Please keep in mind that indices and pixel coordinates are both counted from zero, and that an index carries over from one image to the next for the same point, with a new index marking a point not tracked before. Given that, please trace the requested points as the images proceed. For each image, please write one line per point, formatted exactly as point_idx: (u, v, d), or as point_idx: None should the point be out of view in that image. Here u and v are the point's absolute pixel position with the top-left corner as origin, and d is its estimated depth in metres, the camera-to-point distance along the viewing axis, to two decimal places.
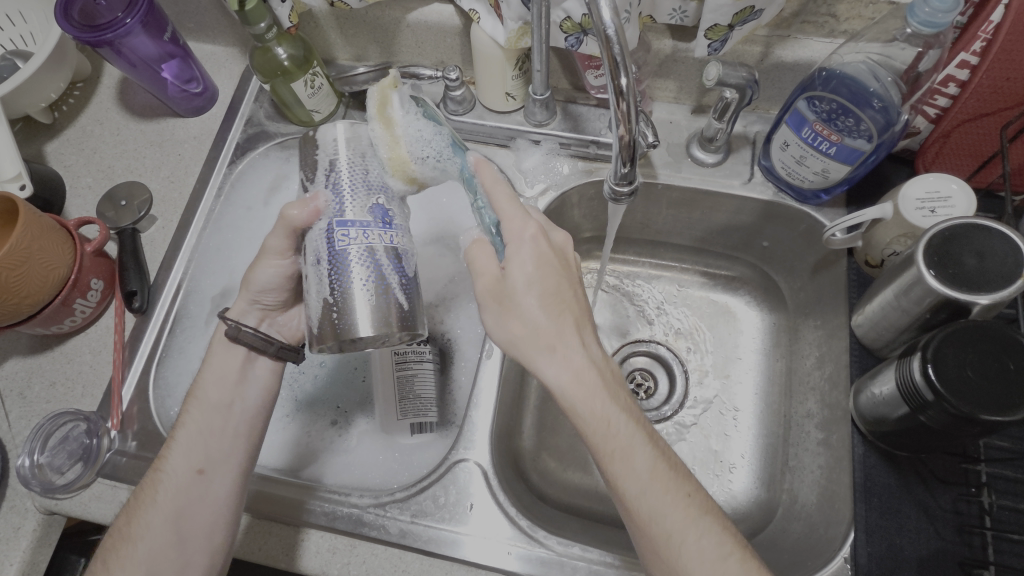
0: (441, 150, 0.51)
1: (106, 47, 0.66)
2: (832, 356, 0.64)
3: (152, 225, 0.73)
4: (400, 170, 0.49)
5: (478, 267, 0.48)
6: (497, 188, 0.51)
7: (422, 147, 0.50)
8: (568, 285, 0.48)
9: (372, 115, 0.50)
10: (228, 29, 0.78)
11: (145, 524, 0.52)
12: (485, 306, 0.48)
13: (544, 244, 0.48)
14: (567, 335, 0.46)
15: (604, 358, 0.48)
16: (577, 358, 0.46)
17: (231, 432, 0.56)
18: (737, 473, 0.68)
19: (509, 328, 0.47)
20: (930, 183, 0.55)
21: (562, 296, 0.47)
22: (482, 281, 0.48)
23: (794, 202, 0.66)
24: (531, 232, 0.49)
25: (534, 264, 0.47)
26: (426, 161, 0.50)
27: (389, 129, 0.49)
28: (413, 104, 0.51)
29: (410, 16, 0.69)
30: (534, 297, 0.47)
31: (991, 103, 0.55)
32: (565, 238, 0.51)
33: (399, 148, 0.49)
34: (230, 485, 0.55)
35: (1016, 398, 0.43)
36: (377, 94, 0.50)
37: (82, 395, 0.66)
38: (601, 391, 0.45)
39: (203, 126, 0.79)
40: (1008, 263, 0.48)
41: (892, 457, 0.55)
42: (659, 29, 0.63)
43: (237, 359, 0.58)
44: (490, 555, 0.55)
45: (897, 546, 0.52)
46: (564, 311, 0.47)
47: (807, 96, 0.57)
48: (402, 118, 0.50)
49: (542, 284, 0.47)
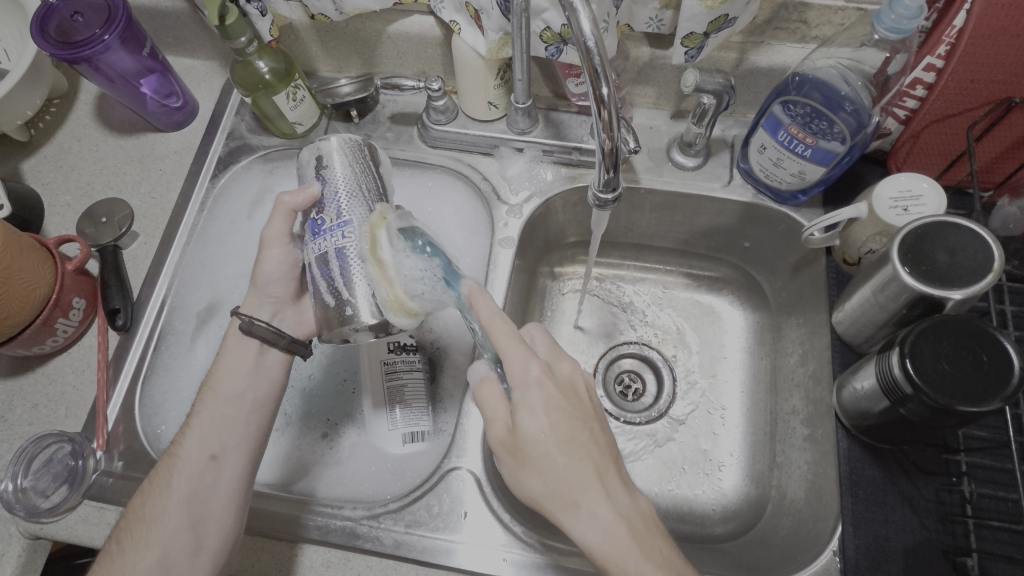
0: (434, 283, 0.50)
1: (84, 63, 0.65)
2: (815, 352, 0.65)
3: (134, 241, 0.73)
4: (402, 309, 0.49)
5: (489, 416, 0.49)
6: (494, 322, 0.49)
7: (418, 285, 0.49)
8: (580, 423, 0.48)
9: (364, 257, 0.49)
10: (207, 43, 0.77)
11: (160, 507, 0.52)
12: (502, 459, 0.48)
13: (551, 385, 0.48)
14: (586, 486, 0.46)
15: (629, 502, 0.46)
16: (601, 511, 0.45)
17: (245, 419, 0.56)
18: (727, 472, 0.69)
19: (529, 484, 0.47)
20: (902, 183, 0.56)
21: (577, 438, 0.47)
22: (495, 431, 0.49)
23: (773, 202, 0.68)
24: (538, 373, 0.48)
25: (544, 412, 0.47)
26: (424, 295, 0.49)
27: (382, 271, 0.49)
28: (402, 239, 0.50)
29: (390, 27, 0.69)
30: (553, 454, 0.46)
31: (957, 105, 0.57)
32: (570, 369, 0.51)
33: (396, 289, 0.48)
34: (242, 470, 0.55)
35: (990, 389, 0.44)
36: (366, 235, 0.50)
37: (66, 416, 0.65)
38: (632, 547, 0.44)
39: (184, 141, 0.78)
40: (978, 259, 0.49)
41: (875, 450, 0.56)
42: (637, 38, 0.65)
43: (249, 352, 0.58)
44: (485, 562, 0.56)
45: (883, 536, 0.53)
46: (583, 456, 0.47)
47: (782, 101, 0.59)
48: (393, 259, 0.49)
49: (555, 432, 0.47)
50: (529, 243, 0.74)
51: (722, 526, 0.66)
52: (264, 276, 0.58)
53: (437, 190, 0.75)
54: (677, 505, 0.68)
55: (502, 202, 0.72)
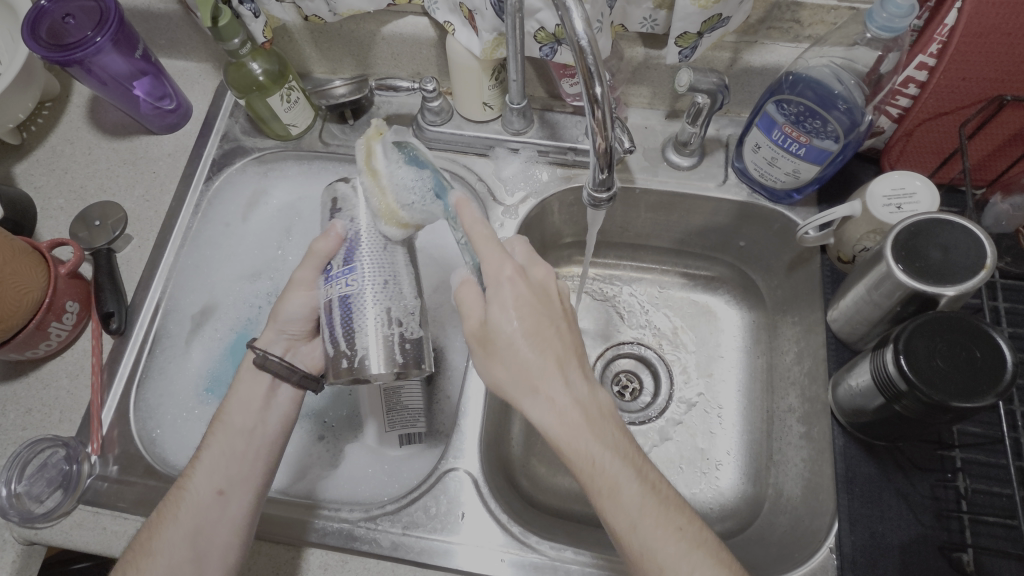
0: (425, 194, 0.50)
1: (76, 66, 0.65)
2: (810, 350, 0.65)
3: (128, 244, 0.72)
4: (392, 218, 0.50)
5: (465, 310, 0.50)
6: (478, 227, 0.50)
7: (410, 195, 0.50)
8: (549, 320, 0.48)
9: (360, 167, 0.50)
10: (201, 44, 0.77)
11: (165, 539, 0.51)
12: (473, 349, 0.49)
13: (522, 285, 0.48)
14: (546, 372, 0.46)
15: (589, 392, 0.47)
16: (560, 397, 0.46)
17: (255, 456, 0.55)
18: (724, 470, 0.69)
19: (493, 371, 0.48)
20: (895, 180, 0.56)
21: (543, 332, 0.47)
22: (469, 324, 0.49)
23: (768, 202, 0.68)
24: (510, 272, 0.49)
25: (514, 308, 0.47)
26: (414, 206, 0.50)
27: (376, 181, 0.50)
28: (398, 151, 0.50)
29: (385, 28, 0.69)
30: (519, 346, 0.47)
31: (949, 103, 0.57)
32: (544, 273, 0.51)
33: (387, 197, 0.50)
34: (250, 506, 0.54)
35: (984, 386, 0.44)
36: (364, 146, 0.50)
37: (61, 420, 0.64)
38: (587, 430, 0.45)
39: (178, 143, 0.78)
40: (971, 255, 0.49)
41: (871, 447, 0.57)
42: (631, 38, 0.65)
43: (262, 389, 0.57)
44: (483, 563, 0.55)
45: (879, 533, 0.54)
46: (548, 348, 0.47)
47: (775, 100, 0.59)
48: (387, 170, 0.49)
49: (522, 324, 0.47)
50: None
51: (720, 525, 0.66)
52: (285, 314, 0.57)
53: None
54: None
55: (498, 202, 0.72)
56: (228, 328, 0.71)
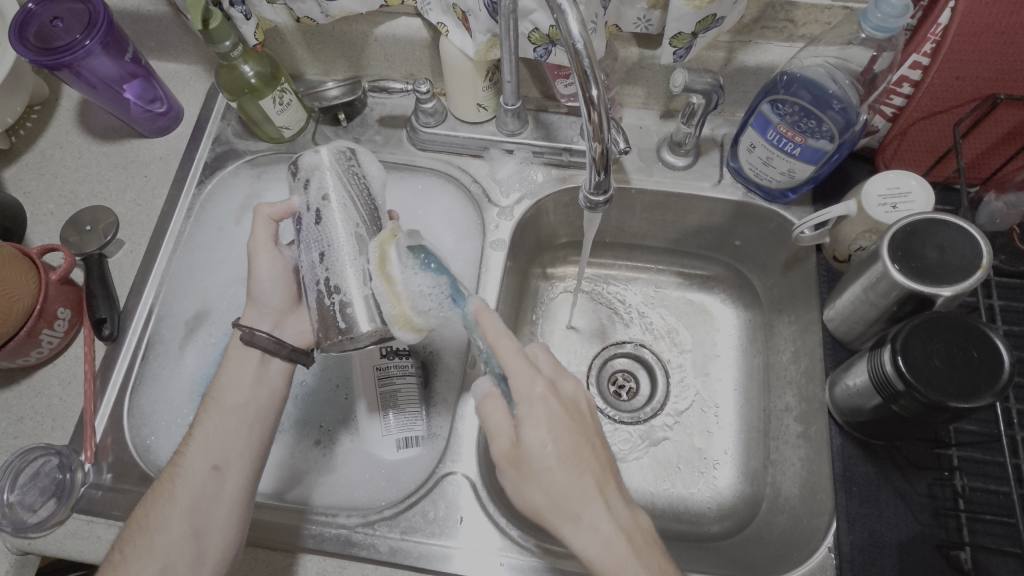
0: (441, 301, 0.48)
1: (65, 69, 0.64)
2: (806, 349, 0.65)
3: (119, 249, 0.72)
4: (407, 324, 0.48)
5: (493, 429, 0.47)
6: (500, 339, 0.47)
7: (425, 302, 0.47)
8: (584, 438, 0.46)
9: (373, 272, 0.48)
10: (192, 47, 0.76)
11: (163, 517, 0.51)
12: (505, 472, 0.47)
13: (555, 403, 0.46)
14: (586, 500, 0.44)
15: (631, 517, 0.45)
16: (603, 525, 0.44)
17: (247, 431, 0.55)
18: (721, 469, 0.69)
19: (530, 496, 0.45)
20: (890, 180, 0.57)
21: (580, 454, 0.45)
22: (499, 444, 0.47)
23: (763, 201, 0.68)
24: (542, 390, 0.46)
25: (548, 429, 0.45)
26: (429, 312, 0.48)
27: (390, 286, 0.47)
28: (412, 256, 0.48)
29: (377, 30, 0.68)
30: (557, 472, 0.45)
31: (944, 102, 0.57)
32: (574, 385, 0.49)
33: (402, 304, 0.47)
34: (246, 481, 0.54)
35: (981, 385, 0.45)
36: (377, 251, 0.49)
37: (53, 428, 0.64)
38: (634, 562, 0.43)
39: (169, 146, 0.77)
40: (967, 255, 0.49)
41: (868, 445, 0.57)
42: (625, 38, 0.65)
43: (252, 362, 0.57)
44: (482, 566, 0.55)
45: (877, 532, 0.54)
46: (585, 470, 0.45)
47: (770, 100, 0.59)
48: (401, 275, 0.47)
49: (557, 447, 0.45)
50: (521, 245, 0.74)
51: (718, 524, 0.66)
52: (259, 288, 0.58)
53: (427, 193, 0.75)
54: (673, 504, 0.68)
55: (493, 204, 0.71)
56: (222, 332, 0.70)
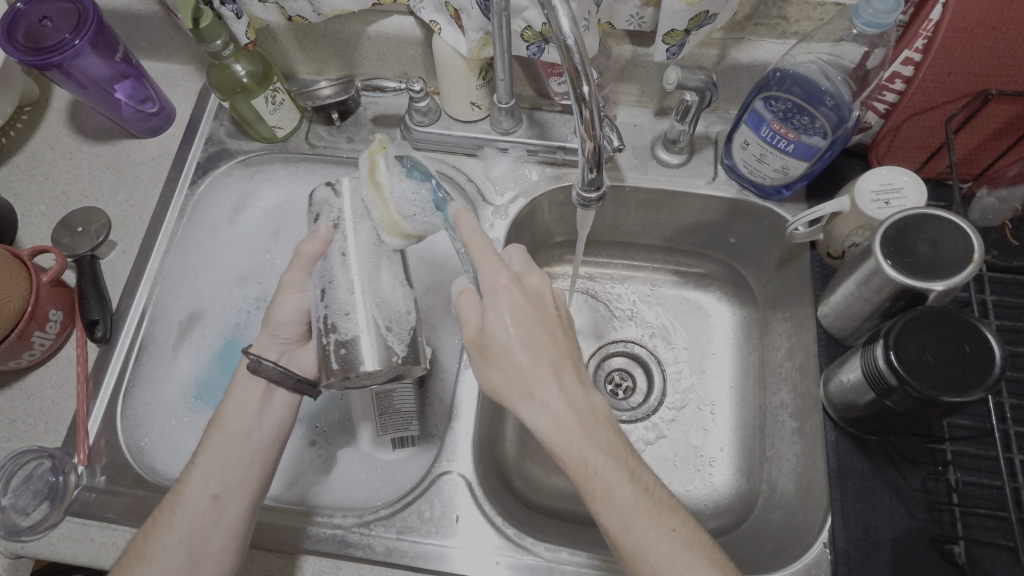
0: (425, 205, 0.51)
1: (54, 70, 0.64)
2: (801, 346, 0.65)
3: (111, 250, 0.71)
4: (395, 229, 0.51)
5: (461, 318, 0.49)
6: (474, 237, 0.49)
7: (409, 205, 0.51)
8: (544, 325, 0.48)
9: (364, 180, 0.52)
10: (184, 46, 0.76)
11: (161, 545, 0.51)
12: (471, 356, 0.49)
13: (518, 293, 0.48)
14: (542, 379, 0.46)
15: (584, 398, 0.47)
16: (554, 401, 0.46)
17: (249, 464, 0.54)
18: (717, 466, 0.69)
19: (489, 377, 0.47)
20: (883, 176, 0.57)
21: (539, 339, 0.47)
22: (466, 331, 0.49)
23: (757, 198, 0.68)
24: (505, 280, 0.48)
25: (510, 315, 0.47)
26: (415, 217, 0.51)
27: (379, 193, 0.51)
28: (399, 164, 0.52)
29: (370, 28, 0.68)
30: (515, 354, 0.46)
31: (935, 98, 0.58)
32: (540, 280, 0.50)
33: (390, 209, 0.51)
34: (246, 512, 0.53)
35: (974, 380, 0.45)
36: (366, 161, 0.52)
37: (46, 431, 0.63)
38: (582, 437, 0.45)
39: (161, 146, 0.76)
40: (959, 249, 0.50)
41: (862, 441, 0.57)
42: (618, 35, 0.65)
43: (257, 391, 0.56)
44: (478, 565, 0.55)
45: (872, 527, 0.54)
46: (542, 353, 0.47)
47: (764, 97, 0.59)
48: (389, 181, 0.51)
49: (516, 331, 0.47)
50: (515, 243, 0.74)
51: (714, 521, 0.66)
52: (278, 317, 0.56)
53: None
54: None
55: (488, 202, 0.71)
56: (217, 333, 0.70)
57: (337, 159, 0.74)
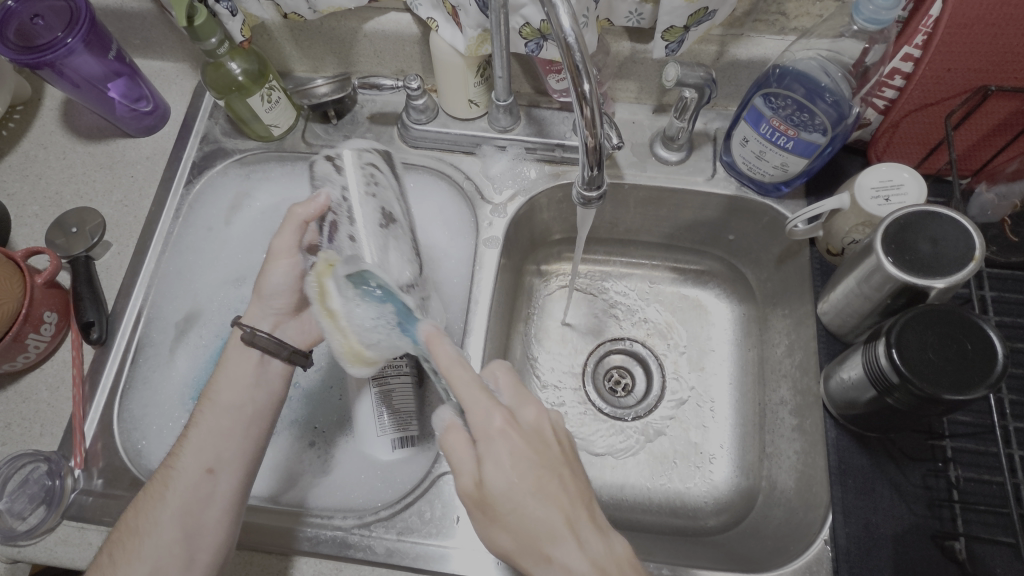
0: (389, 329, 0.48)
1: (47, 69, 0.63)
2: (801, 343, 0.65)
3: (106, 251, 0.70)
4: (358, 359, 0.50)
5: (456, 468, 0.45)
6: (454, 367, 0.45)
7: (370, 332, 0.49)
8: (550, 472, 0.44)
9: (317, 308, 0.50)
10: (178, 44, 0.75)
11: (154, 520, 0.51)
12: (473, 514, 0.45)
13: (515, 435, 0.44)
14: (557, 539, 0.42)
15: (607, 549, 0.42)
16: (576, 563, 0.41)
17: (242, 432, 0.55)
18: (717, 464, 0.69)
19: (502, 542, 0.43)
20: (883, 172, 0.56)
21: (547, 490, 0.43)
22: (463, 483, 0.44)
23: (756, 195, 0.68)
24: (501, 422, 0.44)
25: (510, 464, 0.43)
26: (377, 344, 0.49)
27: (335, 322, 0.49)
28: (351, 286, 0.49)
29: (367, 25, 0.68)
30: (521, 511, 0.42)
31: (935, 94, 0.58)
32: (536, 413, 0.47)
33: (349, 339, 0.49)
34: (238, 483, 0.54)
35: (975, 377, 0.45)
36: (316, 287, 0.51)
37: (42, 434, 0.63)
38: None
39: (156, 146, 0.76)
40: (960, 247, 0.50)
41: (862, 438, 0.57)
42: (617, 32, 0.64)
43: (252, 362, 0.57)
44: (479, 566, 0.55)
45: (873, 523, 0.54)
46: (552, 508, 0.42)
47: (763, 93, 0.59)
48: (344, 309, 0.49)
49: (520, 485, 0.43)
50: (514, 241, 0.74)
51: (714, 518, 0.66)
52: (269, 288, 0.57)
53: (419, 190, 0.74)
54: (669, 499, 0.68)
55: (486, 201, 0.71)
56: (213, 334, 0.69)
57: None
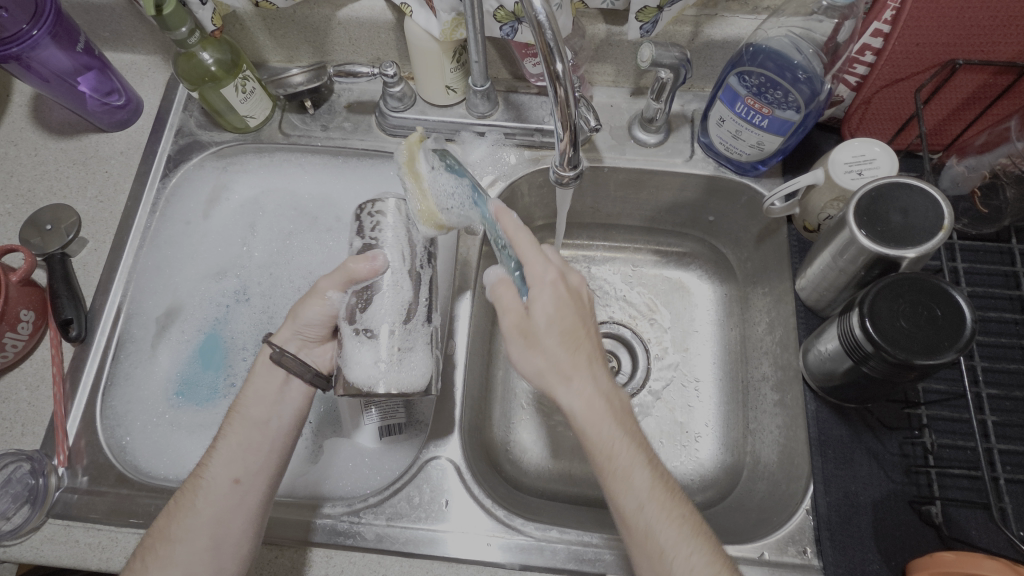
0: (463, 201, 0.55)
1: (13, 62, 0.62)
2: (781, 320, 0.66)
3: (83, 248, 0.69)
4: (431, 220, 0.54)
5: (504, 307, 0.51)
6: (517, 232, 0.53)
7: (449, 201, 0.54)
8: (582, 323, 0.51)
9: (402, 170, 0.54)
10: (148, 36, 0.74)
11: (185, 526, 0.50)
12: (512, 341, 0.50)
13: (564, 287, 0.51)
14: (579, 367, 0.49)
15: (612, 386, 0.50)
16: (589, 388, 0.49)
17: (269, 448, 0.53)
18: (703, 442, 0.70)
19: (532, 361, 0.49)
20: (856, 147, 0.57)
21: (577, 333, 0.50)
22: (507, 317, 0.50)
23: (734, 174, 0.69)
24: (553, 277, 0.51)
25: (556, 306, 0.50)
26: (452, 211, 0.55)
27: (418, 183, 0.54)
28: (437, 158, 0.56)
29: (340, 12, 0.67)
30: (553, 337, 0.49)
31: (905, 69, 0.58)
32: (581, 279, 0.54)
33: (429, 201, 0.53)
34: (265, 492, 0.53)
35: (946, 342, 0.46)
36: (405, 151, 0.55)
37: (22, 434, 0.62)
38: (611, 421, 0.48)
39: (130, 141, 0.75)
40: (930, 217, 0.50)
41: (841, 409, 0.58)
42: (592, 14, 0.64)
43: (276, 380, 0.55)
44: (471, 548, 0.56)
45: (853, 492, 0.55)
46: (578, 346, 0.49)
47: (737, 72, 0.60)
48: (429, 173, 0.54)
49: (561, 323, 0.50)
50: None
51: (701, 495, 0.67)
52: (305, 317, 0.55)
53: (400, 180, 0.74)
54: None
55: None
56: (196, 329, 0.69)
57: (311, 147, 0.73)
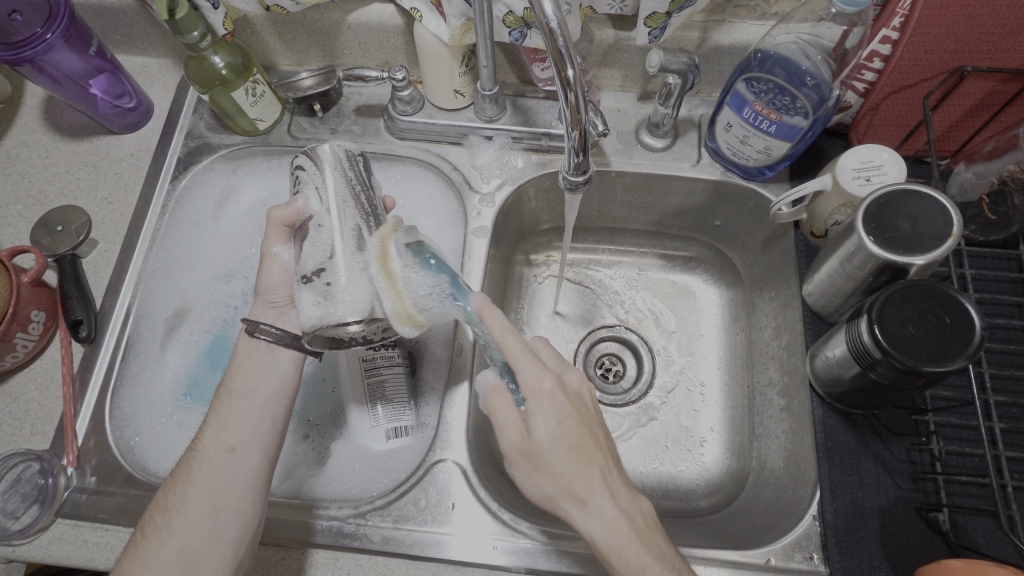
0: (443, 298, 0.50)
1: (26, 65, 0.63)
2: (787, 325, 0.66)
3: (93, 249, 0.70)
4: (409, 320, 0.49)
5: (503, 425, 0.48)
6: (506, 336, 0.50)
7: (426, 299, 0.50)
8: (588, 432, 0.49)
9: (372, 266, 0.49)
10: (159, 39, 0.75)
11: (182, 499, 0.51)
12: (517, 464, 0.49)
13: (562, 396, 0.49)
14: (592, 486, 0.47)
15: (630, 498, 0.48)
16: (607, 506, 0.47)
17: (258, 415, 0.54)
18: (708, 447, 0.70)
19: (543, 485, 0.48)
20: (863, 154, 0.57)
21: (585, 447, 0.48)
22: (509, 437, 0.48)
23: (741, 179, 0.69)
24: (550, 385, 0.49)
25: (557, 421, 0.48)
26: (431, 309, 0.50)
27: (392, 283, 0.48)
28: (410, 252, 0.51)
29: (350, 16, 0.67)
30: (562, 456, 0.47)
31: (913, 75, 0.58)
32: (579, 379, 0.52)
33: (405, 300, 0.48)
34: (260, 461, 0.53)
35: (954, 349, 0.46)
36: (376, 245, 0.50)
37: (32, 434, 0.62)
38: (635, 542, 0.46)
39: (140, 143, 0.75)
40: (939, 224, 0.50)
41: (849, 415, 0.58)
42: (600, 20, 0.65)
43: (257, 350, 0.56)
44: (477, 551, 0.56)
45: (860, 498, 0.55)
46: (589, 461, 0.48)
47: (745, 78, 0.60)
48: (403, 272, 0.49)
49: (566, 438, 0.48)
50: (503, 231, 0.74)
51: (706, 500, 0.67)
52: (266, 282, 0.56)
53: (407, 182, 0.74)
54: (662, 482, 0.69)
55: (474, 191, 0.71)
56: (203, 330, 0.69)
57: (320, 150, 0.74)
